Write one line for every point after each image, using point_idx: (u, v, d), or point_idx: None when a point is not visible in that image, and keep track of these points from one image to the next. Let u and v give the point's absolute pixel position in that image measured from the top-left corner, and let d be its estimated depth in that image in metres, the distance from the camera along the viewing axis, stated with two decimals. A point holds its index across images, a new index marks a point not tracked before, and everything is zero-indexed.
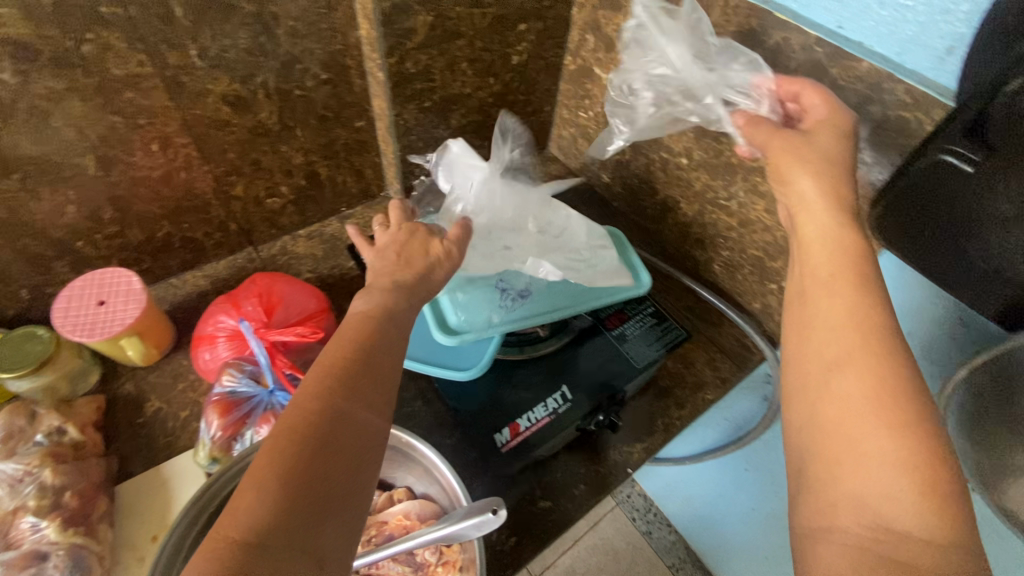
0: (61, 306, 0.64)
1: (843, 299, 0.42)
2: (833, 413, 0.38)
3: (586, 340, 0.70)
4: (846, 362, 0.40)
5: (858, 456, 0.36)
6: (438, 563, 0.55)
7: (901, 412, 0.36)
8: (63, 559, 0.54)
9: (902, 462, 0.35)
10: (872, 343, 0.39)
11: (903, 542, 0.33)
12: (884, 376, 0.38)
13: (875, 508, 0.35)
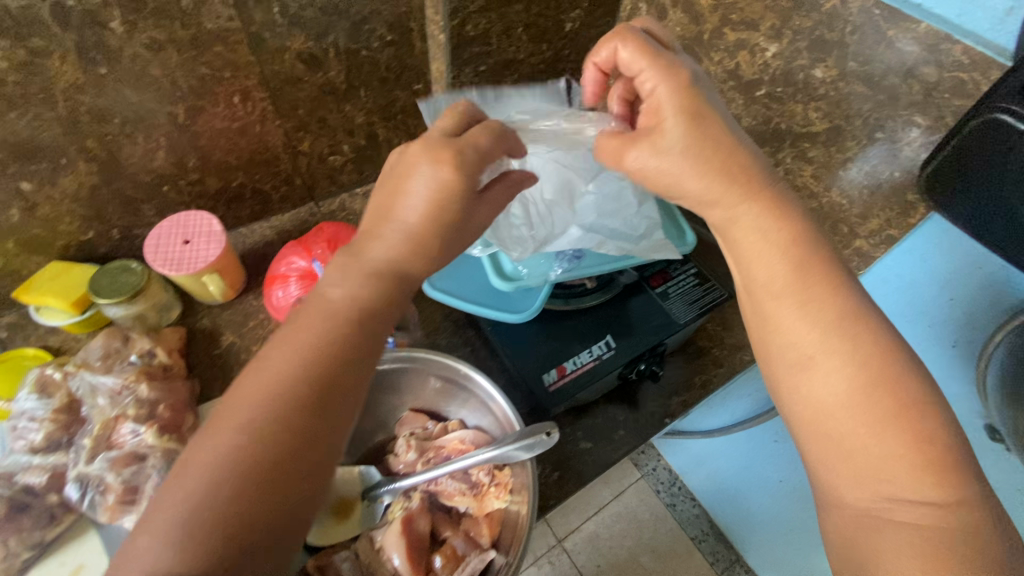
0: (152, 242, 0.70)
1: (796, 312, 0.44)
2: (819, 414, 0.43)
3: (631, 295, 0.72)
4: (819, 362, 0.43)
5: (855, 446, 0.41)
6: (490, 485, 0.59)
7: (878, 406, 0.41)
8: (159, 461, 0.59)
9: (890, 445, 0.40)
10: (833, 347, 0.43)
11: (912, 509, 0.39)
12: (856, 374, 0.42)
13: (880, 487, 0.40)
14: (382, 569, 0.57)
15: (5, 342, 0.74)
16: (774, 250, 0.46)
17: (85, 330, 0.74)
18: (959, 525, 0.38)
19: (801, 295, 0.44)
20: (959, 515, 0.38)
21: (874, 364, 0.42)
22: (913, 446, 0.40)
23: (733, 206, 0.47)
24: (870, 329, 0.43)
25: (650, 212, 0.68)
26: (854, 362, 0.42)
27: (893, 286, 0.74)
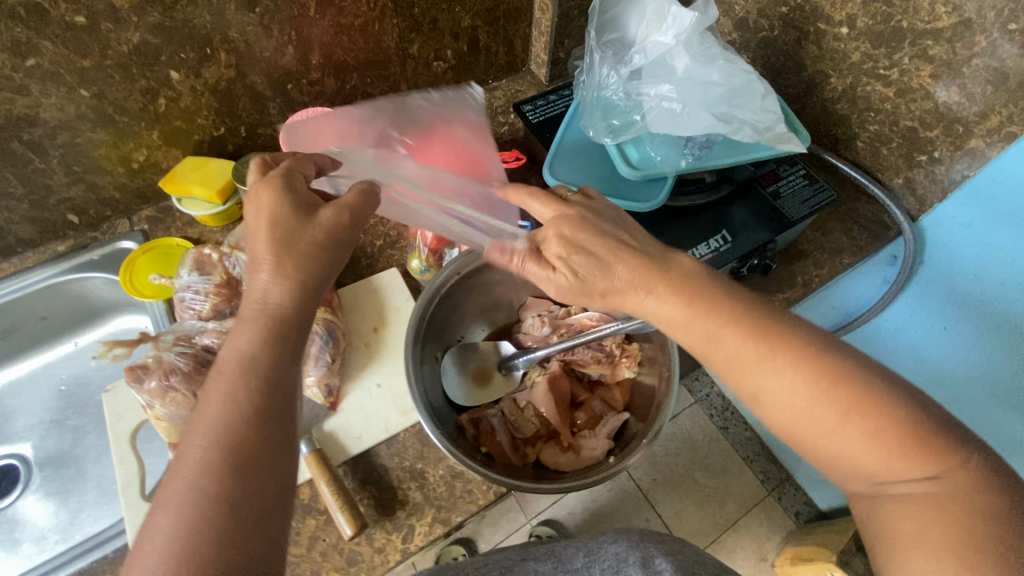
0: (287, 137, 0.73)
1: (734, 339, 0.46)
2: (791, 427, 0.45)
3: (745, 192, 0.73)
4: (769, 363, 0.45)
5: (839, 443, 0.43)
6: (621, 356, 0.65)
7: (835, 396, 0.43)
8: (319, 327, 0.64)
9: (862, 443, 0.42)
10: (774, 370, 0.45)
11: (904, 484, 0.42)
12: (811, 386, 0.44)
13: (871, 473, 0.43)
14: (527, 425, 0.64)
15: (148, 233, 0.79)
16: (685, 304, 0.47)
17: (220, 223, 0.78)
18: (952, 492, 0.40)
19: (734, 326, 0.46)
20: (951, 483, 0.40)
21: (818, 377, 0.44)
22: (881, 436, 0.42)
23: (638, 283, 0.48)
24: (801, 343, 0.45)
25: (774, 106, 0.67)
26: (805, 383, 0.44)
27: (973, 203, 0.78)
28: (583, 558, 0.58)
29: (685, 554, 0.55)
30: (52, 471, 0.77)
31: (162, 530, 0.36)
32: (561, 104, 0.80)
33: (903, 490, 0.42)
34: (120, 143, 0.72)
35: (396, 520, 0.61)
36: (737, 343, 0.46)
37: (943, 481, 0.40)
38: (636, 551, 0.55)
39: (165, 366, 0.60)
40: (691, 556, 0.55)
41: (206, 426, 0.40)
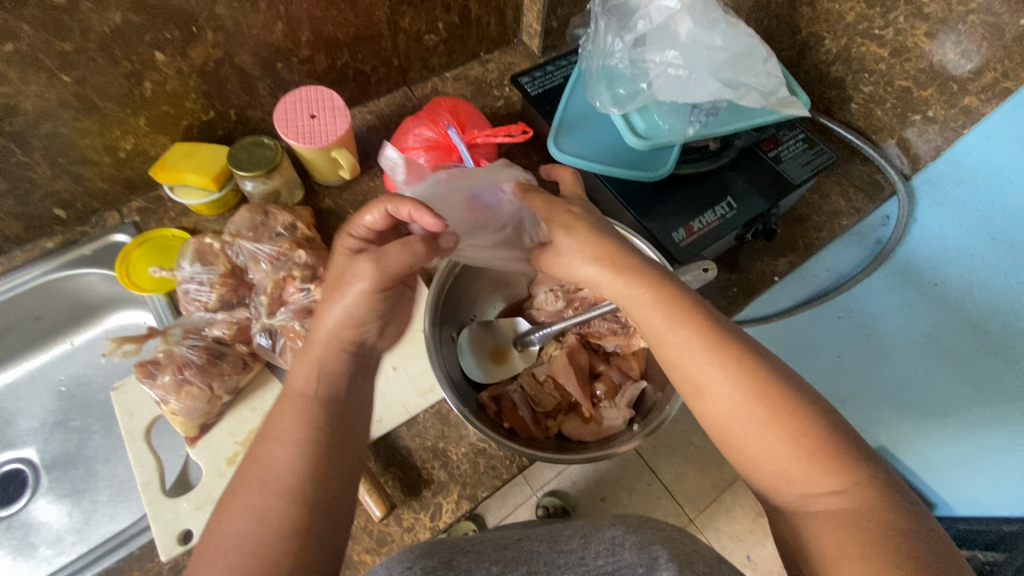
0: (281, 117, 0.71)
1: (678, 340, 0.48)
2: (723, 425, 0.46)
3: (746, 158, 0.73)
4: (716, 359, 0.47)
5: (768, 447, 0.44)
6: (637, 325, 0.65)
7: (769, 402, 0.44)
8: None
9: (784, 447, 0.43)
10: (711, 370, 0.47)
11: (821, 497, 0.42)
12: (745, 392, 0.45)
13: (795, 484, 0.43)
14: (546, 399, 0.64)
15: (140, 225, 0.76)
16: (655, 304, 0.50)
17: (214, 211, 0.76)
18: (858, 507, 0.40)
19: (682, 332, 0.48)
20: (856, 497, 0.41)
21: (753, 385, 0.45)
22: (804, 449, 0.43)
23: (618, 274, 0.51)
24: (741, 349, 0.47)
25: (776, 70, 0.68)
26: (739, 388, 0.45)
27: (990, 144, 0.75)
28: (578, 541, 0.50)
29: (681, 542, 0.48)
30: (60, 473, 0.76)
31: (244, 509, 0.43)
32: (558, 75, 0.78)
33: (819, 507, 0.42)
34: (105, 131, 0.68)
35: (423, 499, 0.61)
36: (687, 346, 0.48)
37: (848, 495, 0.41)
38: (633, 537, 0.48)
39: (178, 360, 0.59)
40: (689, 545, 0.48)
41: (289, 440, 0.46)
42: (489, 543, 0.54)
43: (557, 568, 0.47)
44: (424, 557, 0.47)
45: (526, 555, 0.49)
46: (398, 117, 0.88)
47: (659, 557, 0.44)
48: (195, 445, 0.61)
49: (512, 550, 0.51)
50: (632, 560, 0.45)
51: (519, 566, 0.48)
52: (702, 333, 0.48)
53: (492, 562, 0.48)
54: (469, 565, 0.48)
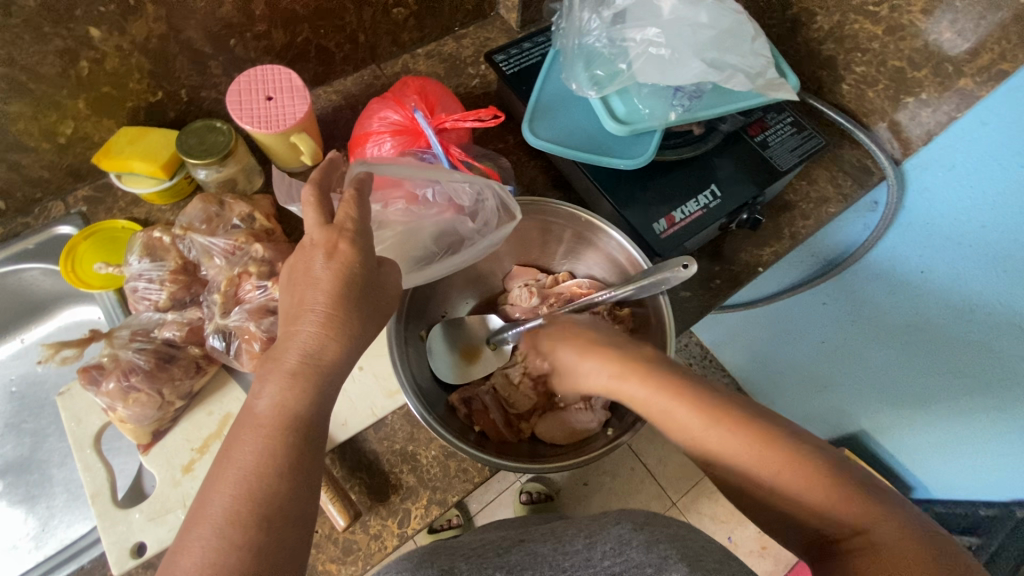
0: (234, 99, 0.65)
1: (686, 417, 0.44)
2: (746, 488, 0.42)
3: (731, 144, 0.69)
4: (712, 423, 0.43)
5: (787, 492, 0.41)
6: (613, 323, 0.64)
7: (774, 455, 0.41)
8: None
9: (817, 494, 0.40)
10: (720, 435, 0.43)
11: (853, 539, 0.38)
12: (761, 448, 0.42)
13: (827, 523, 0.40)
14: (519, 401, 0.63)
15: (88, 216, 0.71)
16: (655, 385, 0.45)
17: (167, 200, 0.71)
18: (893, 549, 0.37)
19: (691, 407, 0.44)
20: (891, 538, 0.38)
21: (767, 437, 0.42)
22: (840, 493, 0.40)
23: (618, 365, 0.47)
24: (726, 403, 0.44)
25: (763, 50, 0.64)
26: (760, 451, 0.41)
27: (977, 129, 0.71)
28: (584, 541, 0.47)
29: (689, 541, 0.45)
30: (13, 478, 0.72)
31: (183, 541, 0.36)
32: (535, 53, 0.73)
33: (858, 548, 0.38)
34: (41, 115, 0.63)
35: (391, 506, 0.59)
36: (698, 422, 0.43)
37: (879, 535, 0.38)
38: (641, 535, 0.45)
39: (123, 364, 0.56)
40: (698, 540, 0.45)
41: (225, 479, 0.39)
42: (490, 545, 0.51)
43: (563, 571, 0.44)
44: (423, 568, 0.46)
45: (530, 559, 0.46)
46: (365, 98, 0.81)
47: (668, 557, 0.41)
48: (148, 452, 0.58)
49: (515, 554, 0.48)
50: (641, 560, 0.42)
51: (525, 571, 0.45)
52: (700, 398, 0.44)
53: (494, 568, 0.46)
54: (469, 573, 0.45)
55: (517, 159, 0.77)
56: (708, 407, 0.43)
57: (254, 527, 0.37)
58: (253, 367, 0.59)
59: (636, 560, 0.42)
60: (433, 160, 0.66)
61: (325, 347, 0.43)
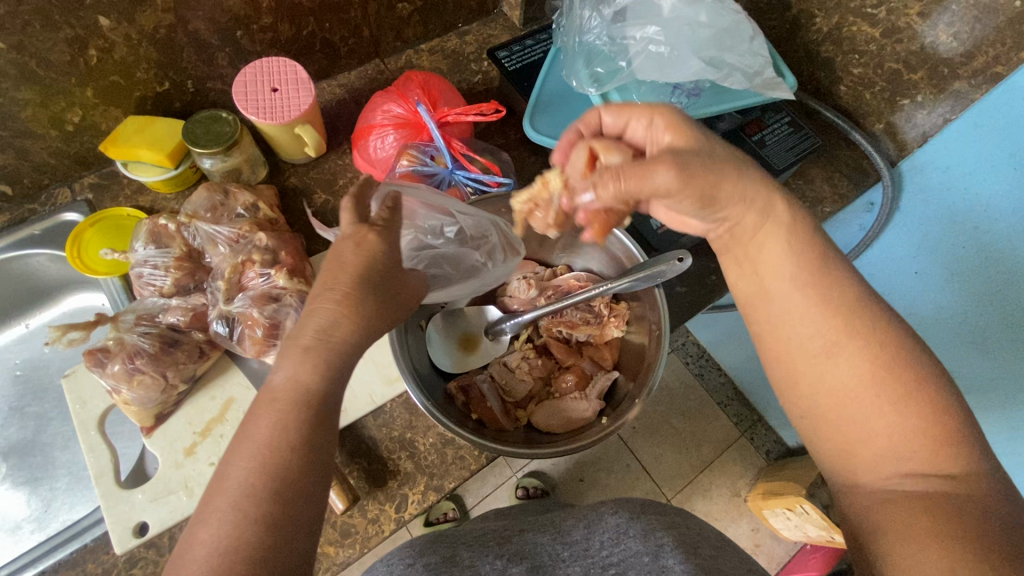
0: (240, 91, 0.66)
1: (803, 300, 0.43)
2: (835, 399, 0.41)
3: (729, 142, 0.70)
4: (824, 334, 0.42)
5: (863, 426, 0.40)
6: (610, 316, 0.65)
7: (891, 385, 0.39)
8: (295, 300, 0.61)
9: (905, 424, 0.39)
10: (836, 349, 0.42)
11: (915, 479, 0.38)
12: (872, 367, 0.40)
13: (892, 463, 0.39)
14: (516, 389, 0.64)
15: (94, 203, 0.72)
16: (791, 253, 0.45)
17: (172, 189, 0.72)
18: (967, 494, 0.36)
19: (812, 287, 0.43)
20: (973, 487, 0.36)
21: (889, 353, 0.40)
22: (928, 432, 0.38)
23: (748, 205, 0.45)
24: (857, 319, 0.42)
25: (762, 50, 0.65)
26: (875, 356, 0.40)
27: (977, 130, 0.73)
28: (582, 530, 0.48)
29: (686, 529, 0.46)
30: (17, 460, 0.73)
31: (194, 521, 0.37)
32: (537, 50, 0.74)
33: (914, 491, 0.37)
34: (49, 102, 0.64)
35: (388, 491, 0.60)
36: (808, 313, 0.43)
37: (962, 480, 0.37)
38: (638, 523, 0.46)
39: (128, 347, 0.57)
40: (694, 529, 0.46)
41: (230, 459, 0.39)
42: (492, 533, 0.52)
43: (563, 561, 0.46)
44: (426, 553, 0.47)
45: (530, 548, 0.47)
46: (369, 92, 0.82)
47: (665, 544, 0.42)
48: (151, 434, 0.59)
49: (515, 543, 0.49)
50: (639, 549, 0.43)
51: (523, 560, 0.46)
52: (838, 289, 0.43)
53: (495, 556, 0.47)
54: (472, 560, 0.46)
55: (517, 155, 0.78)
56: (841, 301, 0.42)
57: None
58: (256, 352, 0.60)
59: (634, 550, 0.43)
60: (435, 153, 0.67)
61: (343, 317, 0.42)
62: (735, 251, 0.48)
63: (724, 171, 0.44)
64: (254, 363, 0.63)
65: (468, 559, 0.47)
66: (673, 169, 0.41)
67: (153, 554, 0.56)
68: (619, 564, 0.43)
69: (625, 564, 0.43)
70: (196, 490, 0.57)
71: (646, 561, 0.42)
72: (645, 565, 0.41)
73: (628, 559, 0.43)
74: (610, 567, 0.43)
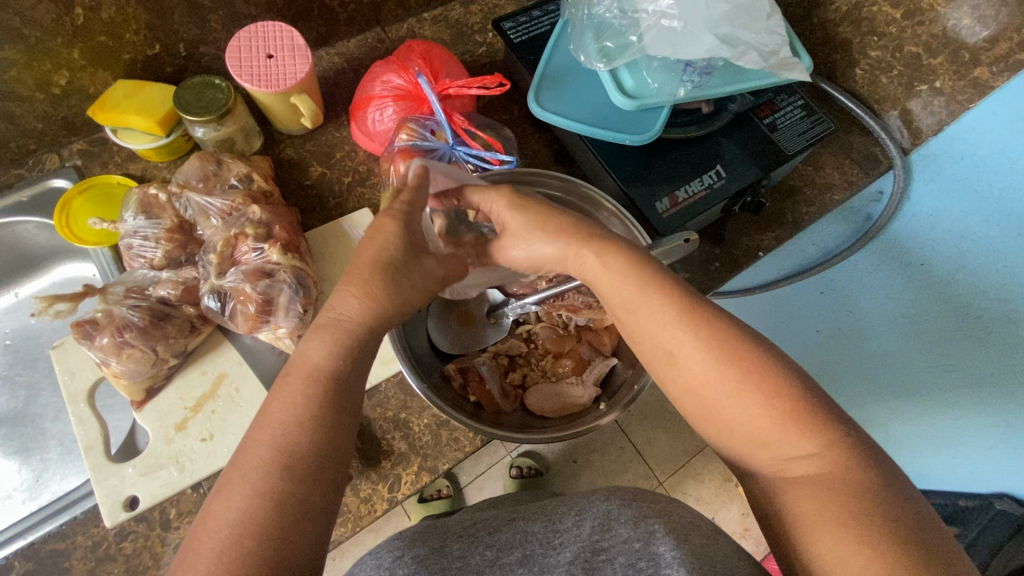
0: (233, 57, 0.64)
1: (647, 310, 0.42)
2: (699, 398, 0.40)
3: (740, 125, 0.68)
4: (682, 341, 0.40)
5: (733, 425, 0.39)
6: None
7: (746, 369, 0.39)
8: (289, 276, 0.59)
9: (756, 407, 0.38)
10: (685, 345, 0.40)
11: (794, 460, 0.37)
12: (715, 354, 0.39)
13: (770, 448, 0.38)
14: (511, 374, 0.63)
15: (82, 169, 0.70)
16: (624, 271, 0.43)
17: (164, 157, 0.69)
18: (834, 471, 0.36)
19: (656, 293, 0.42)
20: (832, 457, 0.36)
21: (718, 337, 0.40)
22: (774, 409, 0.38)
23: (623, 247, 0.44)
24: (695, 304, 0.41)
25: (779, 28, 0.62)
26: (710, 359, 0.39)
27: (989, 120, 0.76)
28: (573, 517, 0.47)
29: (678, 515, 0.44)
30: (8, 430, 0.73)
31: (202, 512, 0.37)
32: (544, 22, 0.71)
33: (798, 473, 0.37)
34: (34, 63, 0.61)
35: (382, 471, 0.60)
36: (656, 315, 0.42)
37: (825, 454, 0.36)
38: (630, 510, 0.45)
39: (117, 321, 0.55)
40: (685, 516, 0.45)
41: None
42: (482, 522, 0.53)
43: (553, 550, 0.45)
44: (414, 545, 0.47)
45: (520, 538, 0.47)
46: (369, 62, 0.79)
47: (656, 531, 0.42)
48: (141, 409, 0.58)
49: (506, 532, 0.49)
50: (629, 536, 0.43)
51: (514, 550, 0.46)
52: (681, 303, 0.41)
53: (485, 547, 0.47)
54: (462, 552, 0.47)
55: (522, 132, 0.75)
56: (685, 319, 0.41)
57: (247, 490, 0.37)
58: (248, 328, 0.59)
59: (623, 536, 0.43)
60: (436, 127, 0.65)
61: (341, 307, 0.44)
62: (589, 277, 0.46)
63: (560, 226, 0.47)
64: (247, 339, 0.62)
65: (457, 550, 0.47)
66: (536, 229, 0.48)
67: (143, 528, 0.55)
68: (608, 551, 0.43)
69: (614, 551, 0.42)
70: (187, 465, 0.57)
71: (637, 548, 0.42)
72: (635, 551, 0.41)
73: (616, 545, 0.43)
74: (601, 555, 0.43)
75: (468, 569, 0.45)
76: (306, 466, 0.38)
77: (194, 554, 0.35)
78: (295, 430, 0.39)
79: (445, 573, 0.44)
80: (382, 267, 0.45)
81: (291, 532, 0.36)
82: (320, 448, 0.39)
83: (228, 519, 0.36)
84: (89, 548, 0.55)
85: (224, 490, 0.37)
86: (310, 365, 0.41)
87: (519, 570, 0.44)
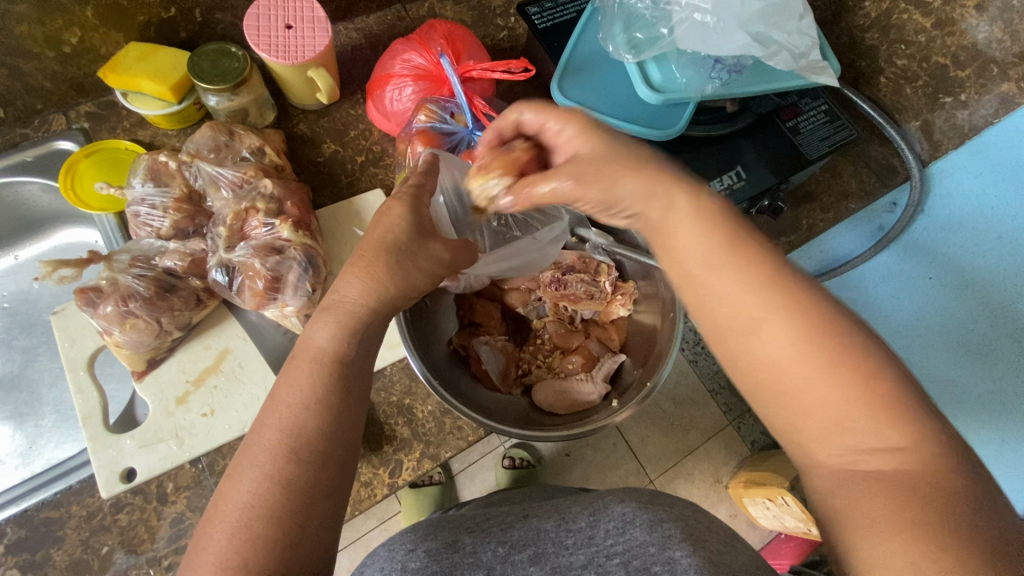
0: (251, 25, 0.62)
1: (722, 281, 0.36)
2: (774, 377, 0.34)
3: (762, 127, 0.67)
4: (767, 312, 0.34)
5: (814, 418, 0.33)
6: (616, 294, 0.64)
7: (821, 350, 0.32)
8: (299, 253, 0.58)
9: (840, 390, 0.32)
10: (774, 314, 0.34)
11: (878, 457, 0.31)
12: (804, 328, 0.33)
13: (848, 444, 0.32)
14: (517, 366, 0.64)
15: (89, 132, 0.68)
16: (700, 229, 0.37)
17: (174, 125, 0.67)
18: (918, 471, 0.30)
19: (738, 266, 0.35)
20: (922, 458, 0.30)
21: (808, 317, 0.33)
22: (855, 382, 0.32)
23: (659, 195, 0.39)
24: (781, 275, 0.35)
25: (810, 30, 0.61)
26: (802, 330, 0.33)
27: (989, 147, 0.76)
28: (587, 518, 0.47)
29: (694, 520, 0.44)
30: (2, 394, 0.72)
31: (219, 498, 0.36)
32: (569, 9, 0.70)
33: (872, 468, 0.31)
34: (46, 20, 0.60)
35: (383, 455, 0.59)
36: (739, 289, 0.35)
37: (913, 453, 0.30)
38: (645, 513, 0.44)
39: (122, 290, 0.54)
40: (702, 521, 0.45)
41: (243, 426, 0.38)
42: (494, 516, 0.52)
43: (565, 550, 0.45)
44: (428, 539, 0.47)
45: (533, 535, 0.47)
46: (387, 40, 0.77)
47: (673, 536, 0.42)
48: (142, 379, 0.58)
49: (517, 529, 0.48)
50: (645, 539, 0.42)
51: (526, 548, 0.46)
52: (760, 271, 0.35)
53: (497, 543, 0.46)
54: (475, 547, 0.46)
55: None
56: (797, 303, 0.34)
57: (258, 480, 0.36)
58: (255, 305, 0.57)
59: (639, 540, 0.42)
60: (455, 110, 0.64)
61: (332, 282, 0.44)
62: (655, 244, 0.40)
63: (619, 169, 0.40)
64: (252, 315, 0.61)
65: (470, 545, 0.46)
66: (573, 179, 0.41)
67: (139, 501, 0.55)
68: (623, 555, 0.42)
69: (629, 555, 0.42)
70: (186, 440, 0.56)
71: (652, 552, 0.41)
72: (650, 556, 0.41)
73: (631, 548, 0.42)
74: (615, 557, 0.42)
75: (480, 565, 0.44)
76: (306, 440, 0.37)
77: (205, 532, 0.35)
78: (294, 404, 0.38)
79: (457, 568, 0.44)
80: (386, 249, 0.44)
81: (306, 523, 0.35)
82: (319, 426, 0.38)
83: (231, 495, 0.36)
84: (84, 519, 0.54)
85: (225, 473, 0.36)
86: (315, 348, 0.41)
87: (531, 569, 0.44)
